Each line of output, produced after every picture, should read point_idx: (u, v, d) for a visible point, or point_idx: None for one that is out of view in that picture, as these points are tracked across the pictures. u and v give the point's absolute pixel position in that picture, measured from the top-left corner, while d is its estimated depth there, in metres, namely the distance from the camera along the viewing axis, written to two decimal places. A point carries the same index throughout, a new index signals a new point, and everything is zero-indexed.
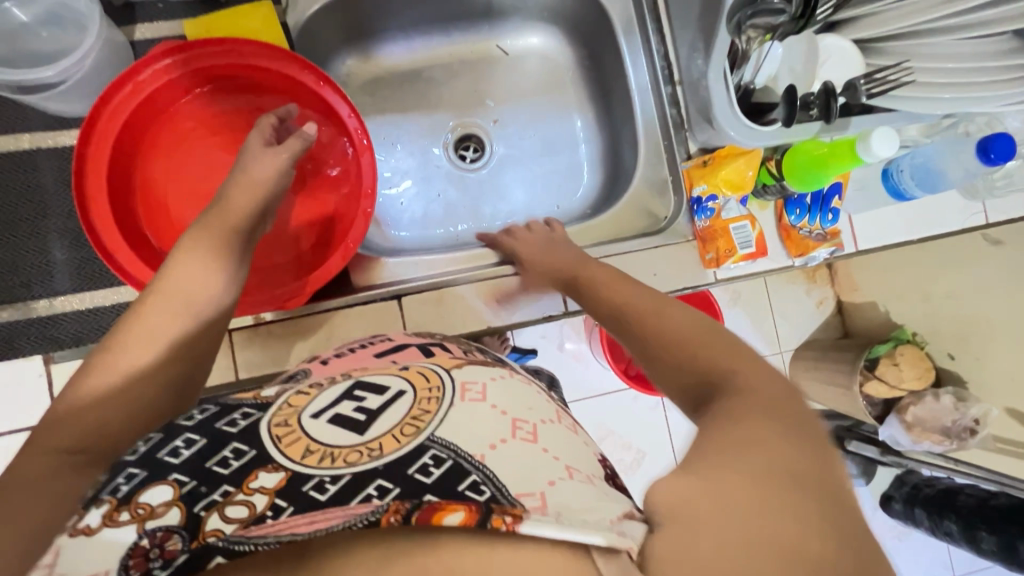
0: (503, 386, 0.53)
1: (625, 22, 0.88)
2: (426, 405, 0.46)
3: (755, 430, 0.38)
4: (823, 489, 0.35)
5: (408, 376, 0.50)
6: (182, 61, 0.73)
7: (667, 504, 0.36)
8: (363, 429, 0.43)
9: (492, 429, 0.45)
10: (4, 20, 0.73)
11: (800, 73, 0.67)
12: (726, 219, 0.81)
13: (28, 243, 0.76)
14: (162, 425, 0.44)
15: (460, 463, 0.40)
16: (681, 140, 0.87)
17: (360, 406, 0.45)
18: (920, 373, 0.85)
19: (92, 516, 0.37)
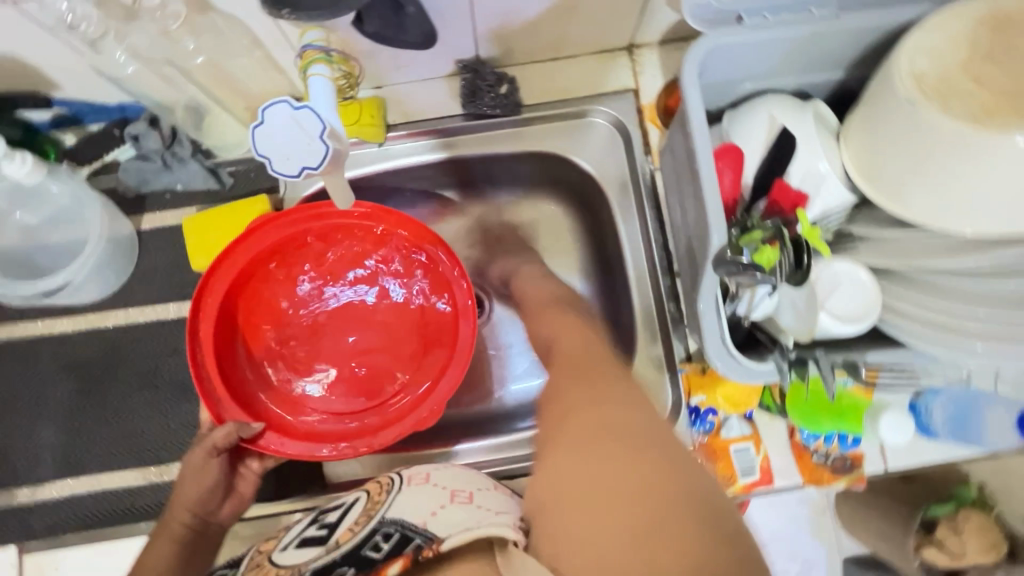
0: (490, 494, 0.63)
1: (622, 198, 0.86)
2: (376, 495, 0.66)
3: (570, 397, 0.55)
4: (628, 427, 0.49)
5: (365, 486, 0.70)
6: (288, 223, 0.70)
7: (538, 496, 0.50)
8: (326, 538, 0.61)
9: (431, 500, 0.60)
10: (19, 225, 0.77)
11: (802, 315, 0.61)
12: (726, 438, 0.74)
13: (20, 428, 0.79)
14: None
15: (404, 533, 0.54)
16: (681, 335, 0.80)
17: (323, 525, 0.64)
18: (987, 545, 0.83)
19: None
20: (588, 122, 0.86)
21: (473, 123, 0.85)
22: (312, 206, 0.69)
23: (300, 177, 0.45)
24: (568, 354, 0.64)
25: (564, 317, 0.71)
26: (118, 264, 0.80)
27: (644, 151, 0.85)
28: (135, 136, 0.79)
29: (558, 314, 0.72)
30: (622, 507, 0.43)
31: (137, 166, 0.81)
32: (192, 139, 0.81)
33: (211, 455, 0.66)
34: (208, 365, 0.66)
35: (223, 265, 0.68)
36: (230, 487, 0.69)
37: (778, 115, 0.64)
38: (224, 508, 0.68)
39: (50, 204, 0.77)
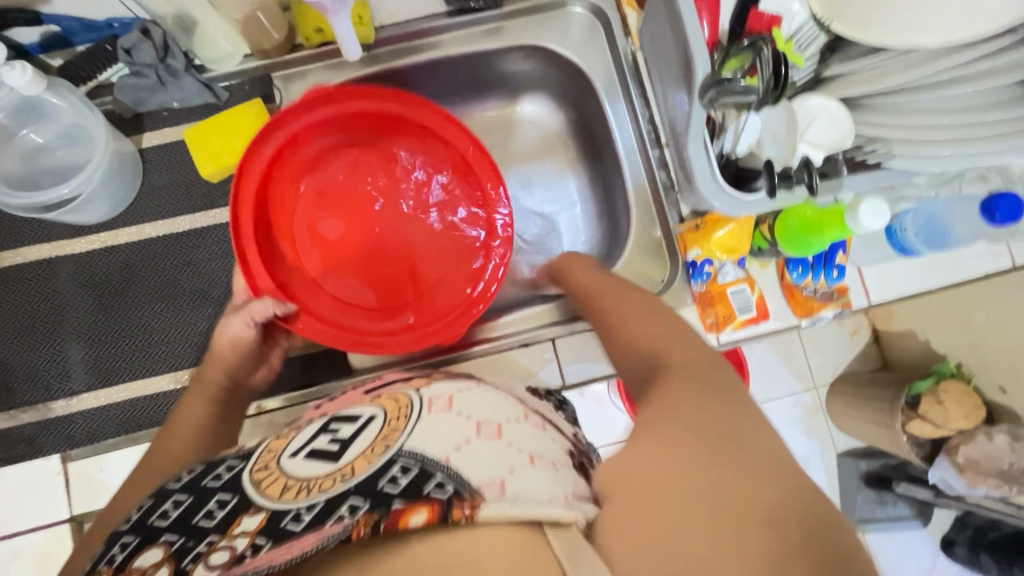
0: (521, 429, 0.53)
1: (608, 83, 0.90)
2: (395, 423, 0.51)
3: (671, 380, 0.52)
4: (729, 434, 0.46)
5: (382, 402, 0.57)
6: (303, 117, 0.72)
7: (613, 481, 0.46)
8: (337, 456, 0.48)
9: (457, 431, 0.48)
10: (22, 144, 0.78)
11: (783, 140, 0.66)
12: (723, 283, 0.79)
13: (47, 346, 0.81)
14: (153, 491, 0.50)
15: (426, 467, 0.41)
16: (672, 203, 0.86)
17: (335, 438, 0.51)
18: (968, 409, 0.82)
19: None
20: (568, 13, 0.90)
21: (458, 20, 0.88)
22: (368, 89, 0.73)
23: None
24: (675, 356, 0.56)
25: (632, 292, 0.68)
26: (124, 179, 0.82)
27: (624, 35, 0.89)
28: (127, 50, 0.79)
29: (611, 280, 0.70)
30: (711, 502, 0.41)
31: (131, 82, 0.82)
32: (184, 52, 0.82)
33: (251, 324, 0.71)
34: (244, 233, 0.70)
35: (247, 173, 0.71)
36: (263, 356, 0.76)
37: None
38: (257, 375, 0.76)
39: (51, 121, 0.78)
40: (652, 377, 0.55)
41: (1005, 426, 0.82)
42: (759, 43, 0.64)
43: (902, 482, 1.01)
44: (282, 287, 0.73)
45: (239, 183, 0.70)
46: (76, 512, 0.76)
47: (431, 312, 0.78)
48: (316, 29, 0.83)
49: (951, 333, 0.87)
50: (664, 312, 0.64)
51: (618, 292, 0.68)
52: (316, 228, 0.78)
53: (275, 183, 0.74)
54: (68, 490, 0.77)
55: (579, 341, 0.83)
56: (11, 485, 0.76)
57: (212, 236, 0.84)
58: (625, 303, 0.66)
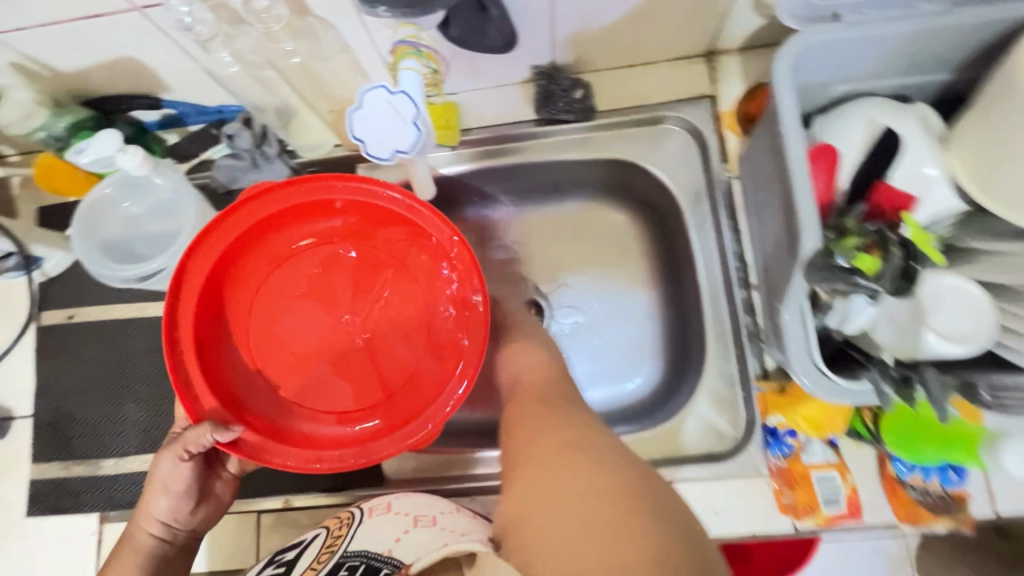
0: (455, 519, 0.66)
1: (695, 207, 0.83)
2: (338, 530, 0.67)
3: (539, 416, 0.58)
4: (595, 446, 0.51)
5: (325, 521, 0.71)
6: (240, 211, 0.65)
7: (506, 512, 0.49)
8: (287, 573, 0.62)
9: (395, 527, 0.64)
10: (122, 214, 0.83)
11: (902, 334, 0.55)
12: (808, 464, 0.69)
13: (109, 403, 0.84)
14: None
15: (371, 563, 0.59)
16: (756, 350, 0.76)
17: (282, 562, 0.64)
18: None
19: None
20: (662, 130, 0.84)
21: (546, 128, 0.85)
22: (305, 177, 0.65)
23: (390, 159, 0.61)
24: (529, 378, 0.66)
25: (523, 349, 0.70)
26: None
27: (721, 159, 0.82)
28: (229, 136, 0.83)
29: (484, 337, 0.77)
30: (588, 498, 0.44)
31: (229, 164, 0.85)
32: (279, 139, 0.86)
33: (181, 459, 0.64)
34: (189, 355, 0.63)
35: (185, 281, 0.63)
36: (204, 491, 0.68)
37: (877, 116, 0.60)
38: (199, 512, 0.68)
39: (151, 196, 0.82)
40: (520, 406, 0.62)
41: None
42: (886, 233, 0.56)
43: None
44: (231, 404, 0.65)
45: (183, 282, 0.63)
46: None
47: (390, 417, 0.67)
48: None
49: None
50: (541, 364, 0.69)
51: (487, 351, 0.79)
52: (273, 330, 0.68)
53: (224, 287, 0.66)
54: (99, 553, 0.78)
55: None
56: (54, 534, 0.80)
57: None
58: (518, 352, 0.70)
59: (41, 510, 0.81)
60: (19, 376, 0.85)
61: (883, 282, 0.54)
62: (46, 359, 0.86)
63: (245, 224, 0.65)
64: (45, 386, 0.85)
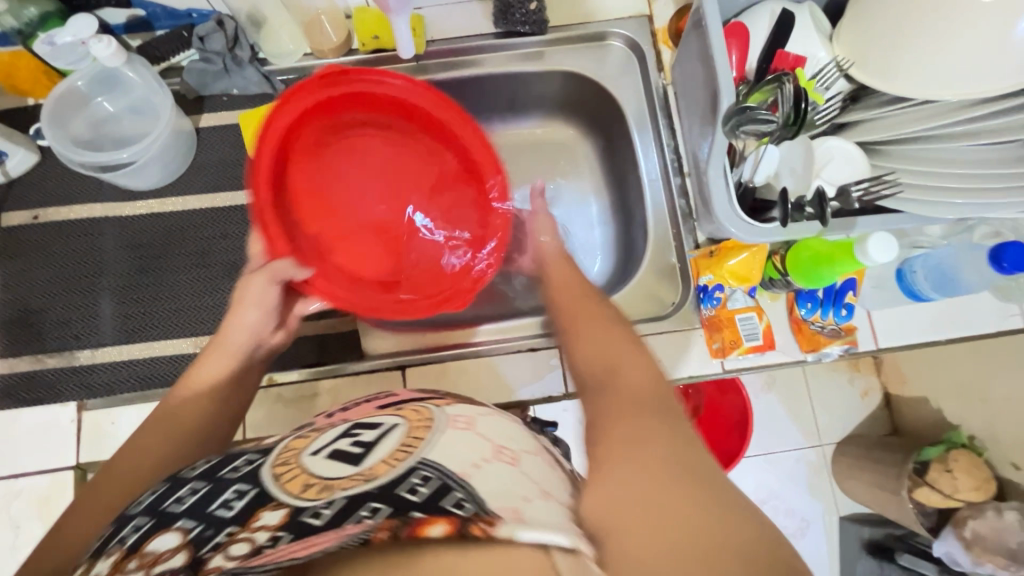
0: (540, 462, 0.47)
1: (638, 115, 0.94)
2: (418, 432, 0.45)
3: (641, 426, 0.43)
4: (712, 476, 0.38)
5: (403, 412, 0.49)
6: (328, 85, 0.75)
7: (598, 517, 0.36)
8: (358, 460, 0.41)
9: (476, 449, 0.43)
10: (94, 112, 0.85)
11: (800, 176, 0.69)
12: (732, 309, 0.80)
13: (82, 298, 0.85)
14: (168, 477, 0.44)
15: (446, 482, 0.36)
16: (689, 230, 0.88)
17: (357, 441, 0.44)
18: (979, 483, 0.81)
19: (100, 568, 0.35)
20: (606, 47, 0.96)
21: (506, 41, 0.94)
22: (381, 72, 0.75)
23: None
24: (632, 374, 0.51)
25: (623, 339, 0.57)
26: (177, 151, 0.87)
27: (658, 70, 0.94)
28: (202, 37, 0.86)
29: (579, 306, 0.65)
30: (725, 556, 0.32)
31: (199, 68, 0.88)
32: (251, 45, 0.90)
33: (274, 281, 0.70)
34: (263, 192, 0.72)
35: (269, 130, 0.73)
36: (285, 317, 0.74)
37: (776, 6, 0.72)
38: (278, 335, 0.72)
39: (124, 93, 0.85)
40: (609, 385, 0.51)
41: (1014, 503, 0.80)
42: (784, 78, 0.67)
43: (905, 552, 0.94)
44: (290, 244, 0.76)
45: (266, 134, 0.72)
46: (82, 461, 0.79)
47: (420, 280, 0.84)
48: (374, 36, 0.90)
49: (968, 407, 0.87)
50: (629, 337, 0.58)
51: (562, 281, 0.72)
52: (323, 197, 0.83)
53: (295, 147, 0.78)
54: (78, 439, 0.80)
55: None
56: (28, 426, 0.79)
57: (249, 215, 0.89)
58: (593, 328, 0.60)
59: (13, 402, 0.81)
60: None
61: (779, 115, 0.68)
62: (10, 259, 0.85)
63: (319, 97, 0.75)
64: (10, 285, 0.85)
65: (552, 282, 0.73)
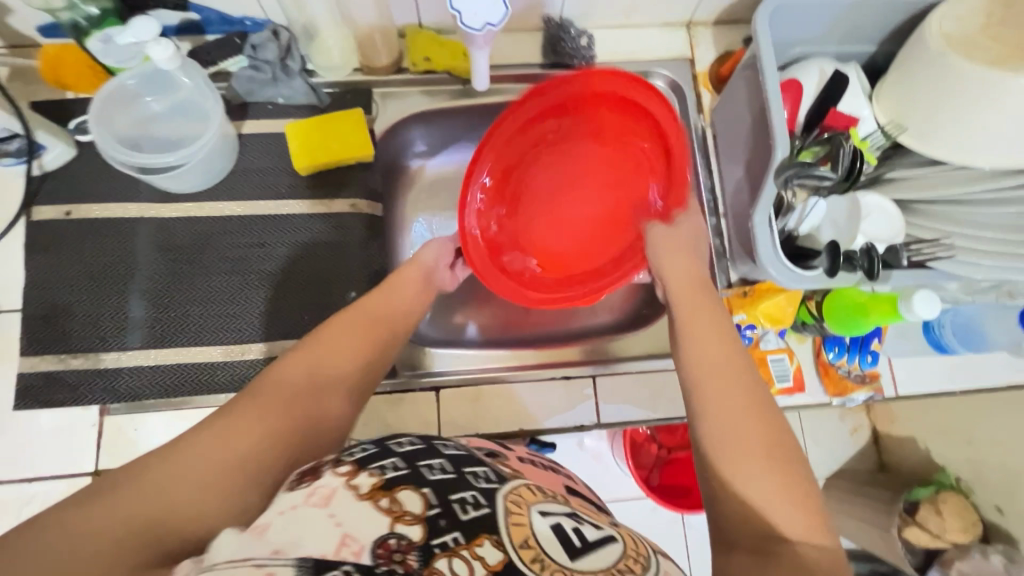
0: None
1: None
2: (631, 564, 0.45)
3: None
4: None
5: (620, 531, 0.49)
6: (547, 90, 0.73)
7: None
8: (575, 555, 0.43)
9: None
10: (139, 111, 0.84)
11: (843, 228, 0.72)
12: (764, 349, 0.83)
13: (111, 298, 0.83)
14: (423, 437, 0.51)
15: None
16: (722, 268, 0.90)
17: (578, 531, 0.46)
18: (966, 525, 0.82)
19: (362, 480, 0.42)
20: (648, 84, 0.98)
21: (552, 72, 0.96)
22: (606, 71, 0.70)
23: (481, 29, 0.72)
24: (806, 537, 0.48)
25: (776, 439, 0.53)
26: (221, 157, 0.86)
27: (697, 111, 0.97)
28: (255, 45, 0.87)
29: (732, 367, 0.58)
30: None
31: (248, 75, 0.88)
32: (302, 56, 0.90)
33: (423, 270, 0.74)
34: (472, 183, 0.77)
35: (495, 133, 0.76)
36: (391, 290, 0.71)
37: (825, 67, 0.76)
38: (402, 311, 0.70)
39: (172, 94, 0.84)
40: (780, 551, 0.47)
41: (999, 548, 0.81)
42: (839, 138, 0.71)
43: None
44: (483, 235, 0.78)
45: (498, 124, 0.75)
46: (102, 467, 0.78)
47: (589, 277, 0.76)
48: (425, 57, 0.91)
49: (952, 446, 0.86)
50: (803, 493, 0.50)
51: (694, 309, 0.65)
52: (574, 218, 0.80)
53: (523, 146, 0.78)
54: (99, 443, 0.79)
55: (617, 382, 0.85)
56: (49, 426, 0.79)
57: (288, 226, 0.88)
58: (739, 412, 0.54)
59: (33, 402, 0.79)
60: (9, 269, 0.84)
61: (838, 169, 0.70)
62: (39, 253, 0.83)
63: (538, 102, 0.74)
64: (37, 281, 0.83)
65: (677, 288, 0.67)
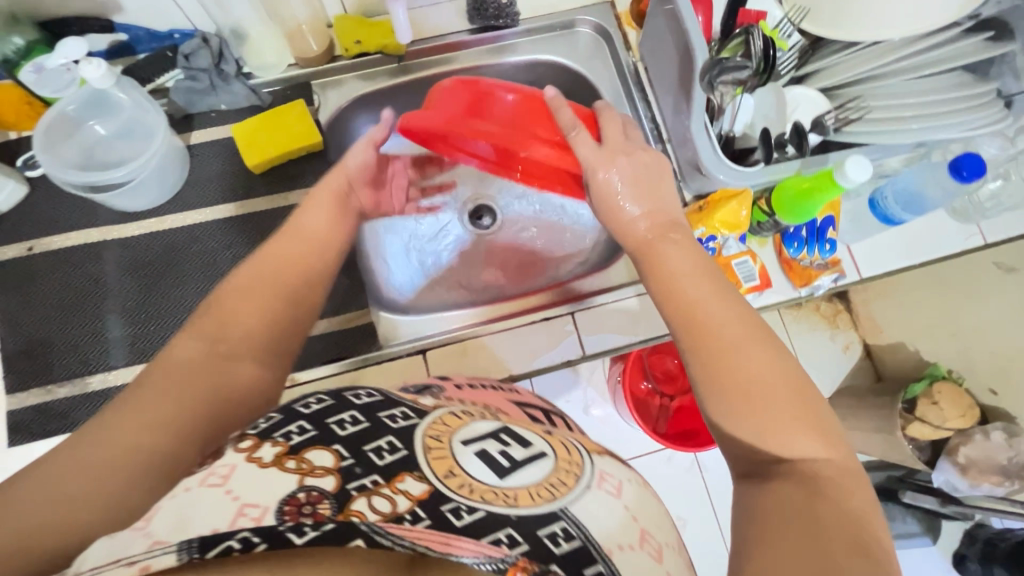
0: (639, 492, 0.51)
1: (614, 93, 1.00)
2: (564, 477, 0.46)
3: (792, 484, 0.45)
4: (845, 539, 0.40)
5: (552, 442, 0.50)
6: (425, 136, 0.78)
7: None
8: (504, 475, 0.44)
9: (620, 529, 0.44)
10: (86, 136, 0.85)
11: (774, 119, 0.78)
12: (727, 255, 0.86)
13: (88, 322, 0.83)
14: (331, 391, 0.51)
15: (588, 547, 0.40)
16: (675, 190, 0.93)
17: (506, 451, 0.46)
18: (960, 409, 0.93)
19: (266, 452, 0.42)
20: (574, 33, 1.02)
21: (480, 36, 0.98)
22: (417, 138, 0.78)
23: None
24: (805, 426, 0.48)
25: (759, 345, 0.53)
26: (173, 169, 0.88)
27: (626, 49, 1.00)
28: (187, 56, 0.88)
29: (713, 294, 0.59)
30: None
31: (186, 85, 0.89)
32: (235, 60, 0.92)
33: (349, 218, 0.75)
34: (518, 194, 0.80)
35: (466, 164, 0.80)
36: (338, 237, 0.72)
37: None
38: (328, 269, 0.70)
39: (115, 115, 0.86)
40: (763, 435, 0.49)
41: (999, 424, 0.93)
42: (751, 29, 0.75)
43: (908, 491, 1.08)
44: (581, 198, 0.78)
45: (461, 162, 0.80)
46: None
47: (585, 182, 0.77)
48: (356, 41, 0.92)
49: (939, 344, 1.02)
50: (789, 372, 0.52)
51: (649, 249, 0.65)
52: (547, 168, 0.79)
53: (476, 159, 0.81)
54: None
55: (598, 314, 0.88)
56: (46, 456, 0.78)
57: (251, 224, 0.90)
58: (732, 328, 0.55)
59: (27, 436, 0.78)
60: None
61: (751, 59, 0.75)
62: (9, 292, 0.84)
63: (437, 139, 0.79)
64: (12, 318, 0.83)
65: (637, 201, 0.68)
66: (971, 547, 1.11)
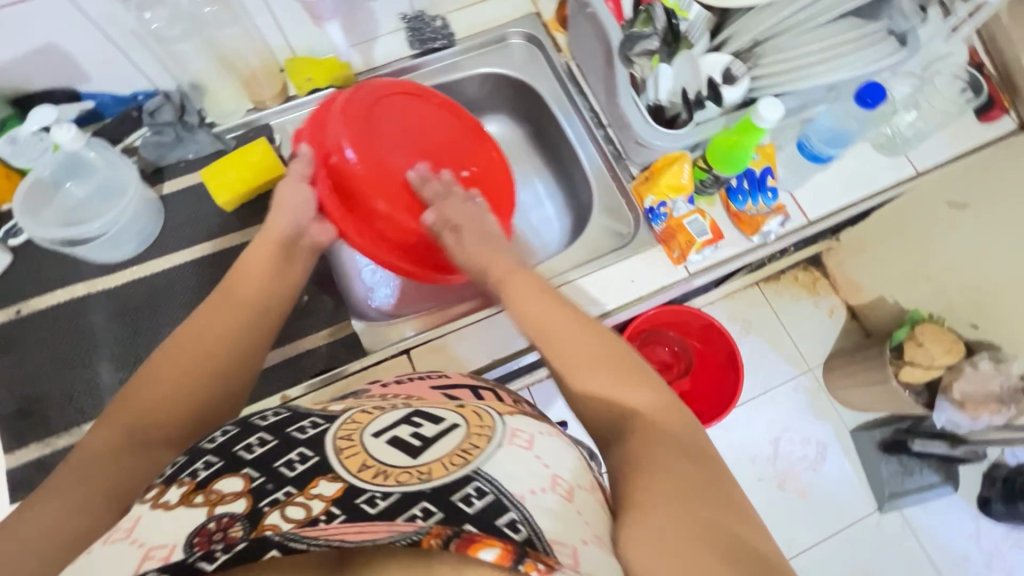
0: (550, 441, 0.51)
1: (552, 91, 1.08)
2: (476, 441, 0.45)
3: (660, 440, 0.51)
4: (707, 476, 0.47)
5: (464, 415, 0.50)
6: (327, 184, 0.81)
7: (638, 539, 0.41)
8: (417, 454, 0.43)
9: (530, 477, 0.43)
10: (65, 199, 0.91)
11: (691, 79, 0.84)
12: (678, 217, 0.90)
13: (80, 373, 0.86)
14: (239, 419, 0.48)
15: (502, 499, 0.39)
16: (623, 167, 1.00)
17: (417, 433, 0.45)
18: (949, 348, 0.99)
19: (172, 494, 0.40)
20: (508, 44, 1.10)
21: (422, 60, 1.06)
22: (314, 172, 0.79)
23: None
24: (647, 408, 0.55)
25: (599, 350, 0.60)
26: (148, 218, 0.93)
27: (557, 52, 1.07)
28: (151, 112, 0.96)
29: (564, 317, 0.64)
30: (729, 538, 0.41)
31: (154, 140, 0.95)
32: (197, 111, 0.98)
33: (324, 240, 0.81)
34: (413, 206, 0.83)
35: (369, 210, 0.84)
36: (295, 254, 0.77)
37: None
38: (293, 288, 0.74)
39: (90, 177, 0.91)
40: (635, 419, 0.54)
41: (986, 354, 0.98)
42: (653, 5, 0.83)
43: (918, 439, 1.15)
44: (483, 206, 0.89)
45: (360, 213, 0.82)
46: None
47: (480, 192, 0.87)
48: (307, 78, 1.00)
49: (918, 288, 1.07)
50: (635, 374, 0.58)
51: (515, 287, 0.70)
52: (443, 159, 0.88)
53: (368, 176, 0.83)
54: None
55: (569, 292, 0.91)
56: None
57: (228, 259, 0.94)
58: (577, 344, 0.61)
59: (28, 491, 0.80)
60: None
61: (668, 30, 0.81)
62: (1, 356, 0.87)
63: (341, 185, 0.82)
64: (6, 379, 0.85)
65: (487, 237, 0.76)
66: (991, 489, 1.17)
